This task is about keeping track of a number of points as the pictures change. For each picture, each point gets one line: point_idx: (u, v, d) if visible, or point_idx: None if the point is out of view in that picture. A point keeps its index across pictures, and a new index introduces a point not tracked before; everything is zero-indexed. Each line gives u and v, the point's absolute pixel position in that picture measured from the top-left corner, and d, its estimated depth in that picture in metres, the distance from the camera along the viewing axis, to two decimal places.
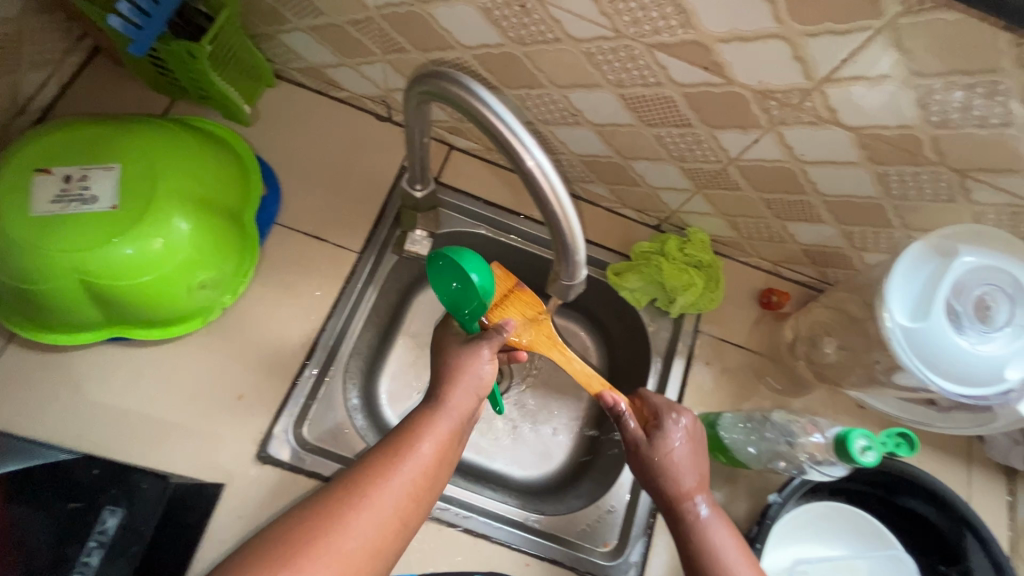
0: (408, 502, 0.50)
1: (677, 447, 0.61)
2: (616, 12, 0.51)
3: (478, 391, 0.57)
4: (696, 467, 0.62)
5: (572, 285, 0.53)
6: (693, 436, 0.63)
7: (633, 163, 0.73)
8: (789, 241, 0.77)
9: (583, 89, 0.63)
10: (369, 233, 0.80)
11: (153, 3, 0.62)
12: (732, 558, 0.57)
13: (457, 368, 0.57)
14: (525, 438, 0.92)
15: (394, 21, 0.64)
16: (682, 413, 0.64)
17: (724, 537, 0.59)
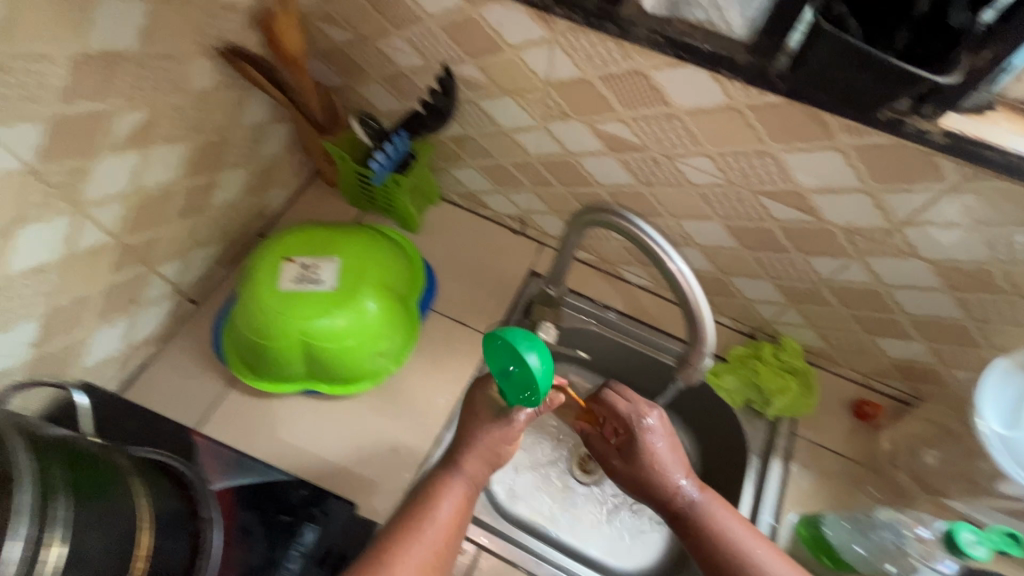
0: (436, 551, 0.61)
1: (657, 445, 0.71)
2: (730, 168, 0.69)
3: (494, 459, 0.69)
4: (678, 457, 0.71)
5: (697, 368, 0.64)
6: (660, 431, 0.72)
7: (733, 279, 0.87)
8: (879, 354, 0.85)
9: (696, 220, 0.80)
10: (502, 323, 0.97)
11: (394, 149, 0.87)
12: (740, 535, 0.66)
13: (477, 439, 0.68)
14: (619, 529, 0.97)
15: (549, 165, 0.86)
16: (651, 414, 0.72)
17: (722, 515, 0.68)
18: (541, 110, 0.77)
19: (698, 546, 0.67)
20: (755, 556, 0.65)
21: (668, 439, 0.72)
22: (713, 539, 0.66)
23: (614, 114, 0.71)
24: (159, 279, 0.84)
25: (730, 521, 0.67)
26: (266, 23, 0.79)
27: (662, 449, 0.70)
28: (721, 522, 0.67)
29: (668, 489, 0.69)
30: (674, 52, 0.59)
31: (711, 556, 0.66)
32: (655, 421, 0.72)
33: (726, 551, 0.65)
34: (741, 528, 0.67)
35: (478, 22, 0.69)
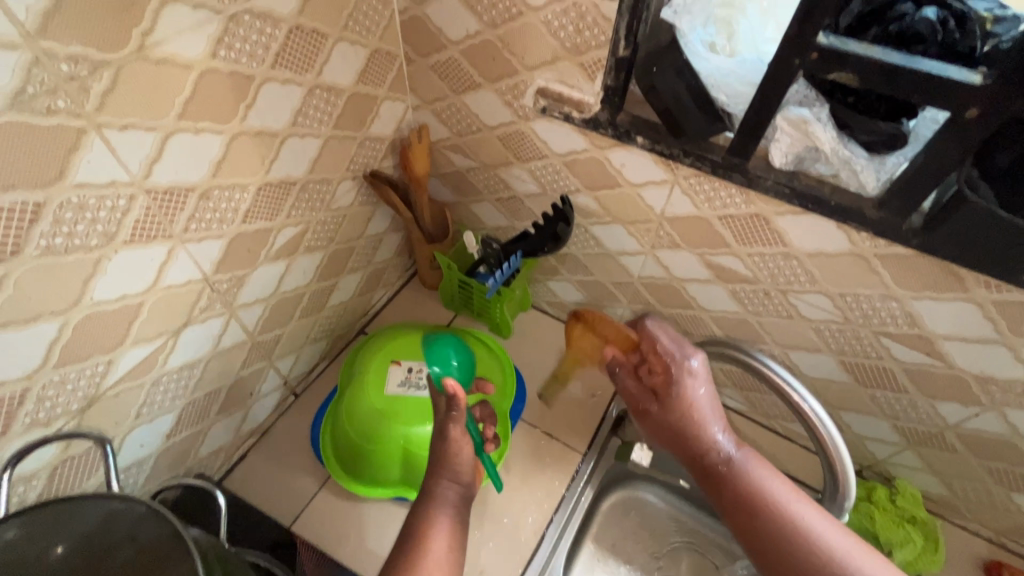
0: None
1: (700, 392, 0.60)
2: (850, 308, 0.70)
3: (461, 478, 0.61)
4: (718, 409, 0.60)
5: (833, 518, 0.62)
6: (702, 379, 0.60)
7: (842, 413, 0.84)
8: (1015, 511, 0.78)
9: (805, 351, 0.79)
10: (591, 438, 0.95)
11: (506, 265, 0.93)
12: (783, 497, 0.55)
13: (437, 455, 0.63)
14: None
15: (651, 286, 0.89)
16: (692, 362, 0.61)
17: (763, 474, 0.57)
18: (651, 238, 0.81)
19: (732, 510, 0.56)
20: (812, 528, 0.53)
21: (710, 391, 0.60)
22: (753, 505, 0.55)
23: (728, 249, 0.74)
24: (274, 373, 0.88)
25: (774, 483, 0.56)
26: (403, 150, 0.89)
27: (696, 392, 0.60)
28: (760, 483, 0.56)
29: (700, 445, 0.59)
30: (802, 204, 0.62)
31: (748, 524, 0.55)
32: (688, 381, 0.60)
33: (772, 523, 0.53)
34: (789, 491, 0.56)
35: (602, 163, 0.76)
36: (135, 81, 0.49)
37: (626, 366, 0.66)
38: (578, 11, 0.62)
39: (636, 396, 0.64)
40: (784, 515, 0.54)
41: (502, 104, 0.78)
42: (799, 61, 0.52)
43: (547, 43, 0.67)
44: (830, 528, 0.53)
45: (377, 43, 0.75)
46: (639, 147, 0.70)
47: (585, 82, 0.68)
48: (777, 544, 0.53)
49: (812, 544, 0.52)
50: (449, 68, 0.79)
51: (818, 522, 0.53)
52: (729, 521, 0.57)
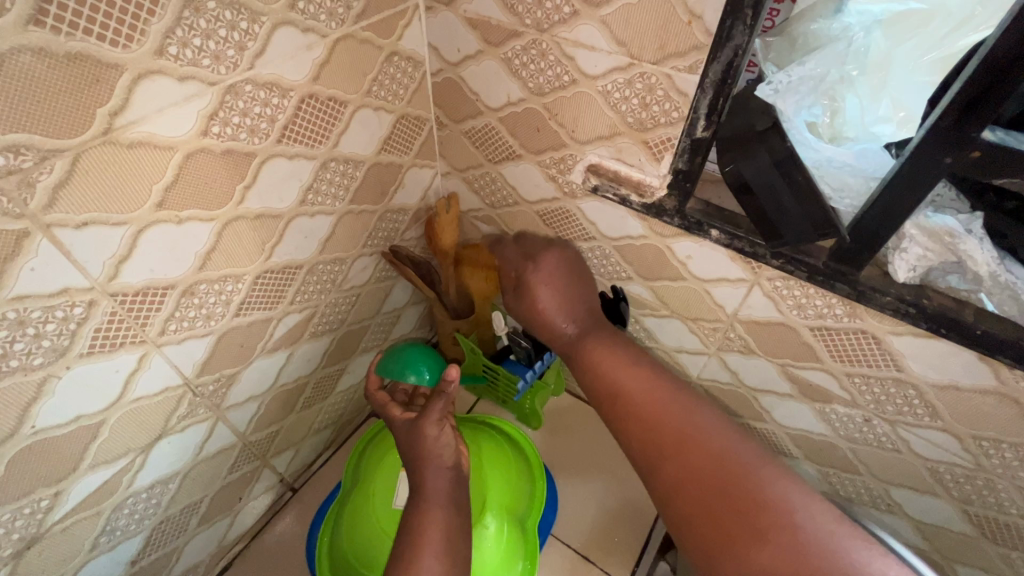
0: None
1: (545, 287, 0.68)
2: (985, 455, 0.55)
3: (445, 466, 0.61)
4: (563, 300, 0.68)
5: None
6: (553, 276, 0.69)
7: (956, 566, 0.68)
8: None
9: (913, 491, 0.64)
10: (634, 565, 0.81)
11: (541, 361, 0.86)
12: (615, 372, 0.61)
13: (427, 457, 0.61)
14: None
15: (712, 389, 0.75)
16: (546, 261, 0.70)
17: (613, 362, 0.62)
18: (717, 339, 0.68)
19: (647, 430, 0.55)
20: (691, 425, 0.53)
21: (561, 284, 0.69)
22: (657, 419, 0.55)
23: (818, 364, 0.60)
24: (269, 471, 0.77)
25: (698, 410, 0.55)
26: (428, 220, 0.79)
27: (552, 287, 0.68)
28: (664, 401, 0.56)
29: (599, 366, 0.62)
30: (930, 328, 0.49)
31: (654, 443, 0.54)
32: (544, 258, 0.70)
33: (675, 438, 0.53)
34: (697, 412, 0.55)
35: (661, 252, 0.64)
36: (99, 170, 0.40)
37: (506, 273, 0.73)
38: (646, 82, 0.51)
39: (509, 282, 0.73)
40: (640, 399, 0.58)
41: (544, 178, 0.68)
42: (950, 161, 0.39)
43: (604, 116, 0.56)
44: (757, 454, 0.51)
45: (405, 107, 0.66)
46: (712, 242, 0.57)
47: (649, 163, 0.57)
48: (619, 419, 0.58)
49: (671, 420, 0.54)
50: (486, 135, 0.69)
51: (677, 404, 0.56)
52: (636, 446, 0.55)
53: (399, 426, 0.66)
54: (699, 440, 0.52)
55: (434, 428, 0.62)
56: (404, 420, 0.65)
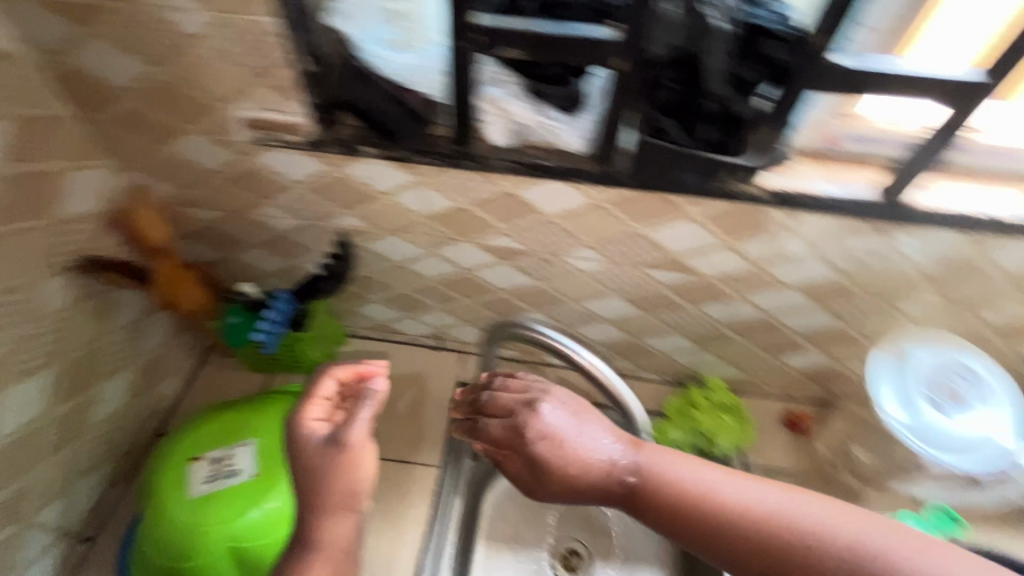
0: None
1: (547, 411, 0.53)
2: (612, 251, 0.76)
3: (352, 505, 0.52)
4: (589, 422, 0.53)
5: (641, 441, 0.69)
6: (568, 395, 0.55)
7: (646, 339, 0.94)
8: (786, 368, 0.94)
9: (597, 298, 0.86)
10: (446, 447, 0.94)
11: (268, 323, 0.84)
12: (598, 444, 0.52)
13: (319, 498, 0.52)
14: None
15: (449, 283, 0.89)
16: (541, 410, 0.53)
17: (661, 460, 0.51)
18: (427, 239, 0.80)
19: (675, 519, 0.47)
20: (689, 479, 0.49)
21: (551, 392, 0.56)
22: (705, 495, 0.47)
23: (494, 229, 0.76)
24: (37, 530, 0.71)
25: (726, 489, 0.47)
26: (125, 219, 0.76)
27: (496, 416, 0.56)
28: (694, 474, 0.49)
29: (655, 484, 0.49)
30: (532, 173, 0.65)
31: (694, 531, 0.47)
32: (514, 377, 0.58)
33: (723, 514, 0.46)
34: (746, 495, 0.46)
35: (346, 180, 0.72)
36: None
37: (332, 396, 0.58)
38: (241, 30, 0.56)
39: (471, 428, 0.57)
40: (664, 483, 0.49)
41: (215, 145, 0.70)
42: (462, 43, 0.54)
43: (228, 71, 0.60)
44: (789, 501, 0.45)
45: (21, 108, 0.61)
46: (371, 157, 0.67)
47: (288, 104, 0.63)
48: (668, 518, 0.48)
49: (716, 517, 0.46)
50: (137, 119, 0.68)
51: (679, 466, 0.50)
52: (701, 550, 0.46)
53: (302, 470, 0.53)
54: (737, 505, 0.46)
55: (338, 455, 0.53)
56: (311, 452, 0.54)
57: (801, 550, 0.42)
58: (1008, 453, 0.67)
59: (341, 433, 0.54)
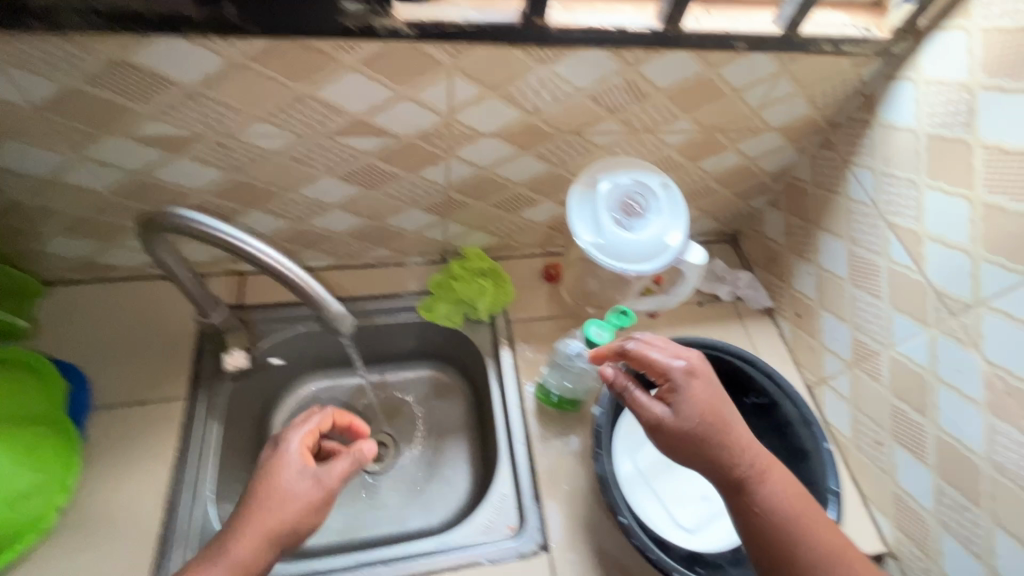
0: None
1: (678, 365, 0.65)
2: (290, 122, 0.69)
3: (303, 501, 0.63)
4: (748, 449, 0.63)
5: (335, 315, 0.66)
6: (712, 391, 0.64)
7: (389, 221, 0.90)
8: (532, 224, 0.99)
9: (310, 183, 0.79)
10: (193, 375, 0.86)
11: None
12: (779, 494, 0.62)
13: (280, 506, 0.62)
14: (432, 490, 1.03)
15: (130, 195, 0.75)
16: (677, 365, 0.65)
17: (769, 476, 0.62)
18: (60, 139, 0.66)
19: (779, 527, 0.60)
20: (773, 491, 0.61)
21: (745, 439, 0.63)
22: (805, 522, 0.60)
23: (136, 114, 0.64)
24: None
25: (771, 480, 0.62)
26: None
27: (644, 392, 0.65)
28: (790, 491, 0.62)
29: (726, 466, 0.62)
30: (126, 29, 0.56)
31: (789, 531, 0.60)
32: (694, 363, 0.65)
33: (794, 498, 0.62)
34: (783, 493, 0.62)
35: None
36: None
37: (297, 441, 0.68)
38: None
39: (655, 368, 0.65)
40: (775, 502, 0.61)
41: None
42: None
43: None
44: (811, 514, 0.61)
45: None
46: None
47: None
48: (788, 544, 0.59)
49: (794, 530, 0.60)
50: None
51: (772, 477, 0.62)
52: (765, 548, 0.60)
53: (272, 481, 0.64)
54: (792, 516, 0.60)
55: (313, 475, 0.65)
56: (277, 465, 0.65)
57: (773, 518, 0.60)
58: (675, 250, 0.75)
59: (316, 473, 0.65)
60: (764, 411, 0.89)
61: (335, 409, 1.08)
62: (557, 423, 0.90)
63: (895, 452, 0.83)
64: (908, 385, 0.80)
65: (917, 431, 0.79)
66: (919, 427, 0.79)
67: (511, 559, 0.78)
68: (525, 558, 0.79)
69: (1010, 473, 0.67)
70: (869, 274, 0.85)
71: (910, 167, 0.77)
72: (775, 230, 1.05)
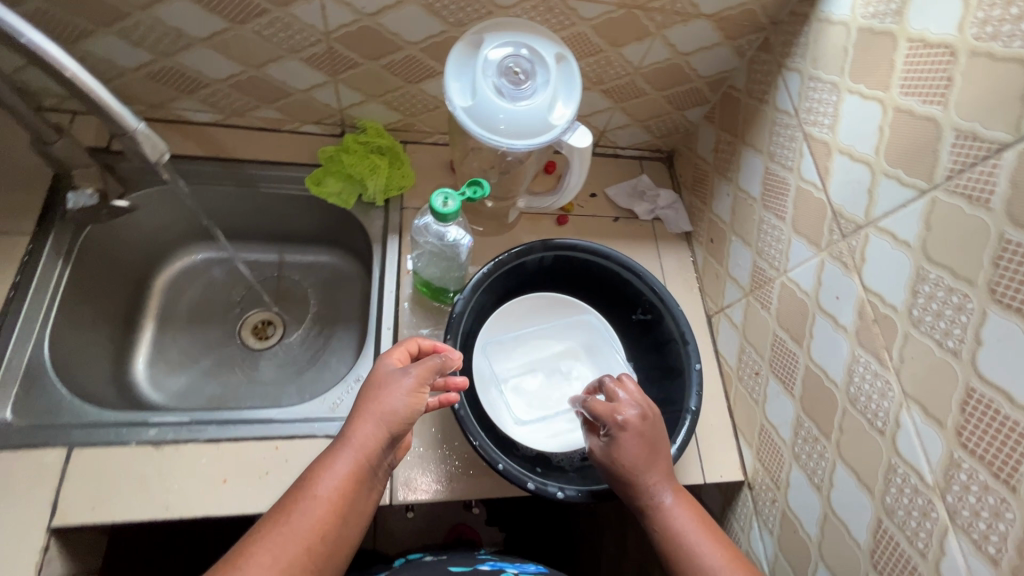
0: (302, 562, 0.53)
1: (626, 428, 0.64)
2: None
3: (389, 426, 0.59)
4: (710, 552, 0.60)
5: (138, 134, 0.61)
6: (684, 503, 0.63)
7: (269, 72, 0.82)
8: (437, 103, 0.90)
9: (162, 4, 0.70)
10: (42, 210, 0.81)
11: None
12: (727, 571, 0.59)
13: (373, 415, 0.59)
14: (311, 373, 0.98)
15: None
16: (629, 394, 0.67)
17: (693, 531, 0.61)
18: None
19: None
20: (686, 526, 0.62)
21: (659, 441, 0.65)
22: None
23: None
24: None
25: (673, 510, 0.63)
26: None
27: (632, 439, 0.64)
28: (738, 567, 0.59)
29: (682, 540, 0.61)
30: None
31: None
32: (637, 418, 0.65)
33: (715, 553, 0.60)
34: (694, 526, 0.62)
35: None
36: None
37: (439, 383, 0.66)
38: None
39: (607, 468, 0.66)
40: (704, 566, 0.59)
41: None
42: None
43: None
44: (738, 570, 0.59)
45: None
46: None
47: None
48: None
49: None
50: None
51: (679, 515, 0.62)
52: None
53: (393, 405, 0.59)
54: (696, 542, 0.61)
55: (406, 376, 0.61)
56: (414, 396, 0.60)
57: (685, 547, 0.61)
58: (552, 129, 0.68)
59: (406, 368, 0.62)
60: (647, 327, 0.85)
61: (224, 282, 1.04)
62: (431, 315, 0.86)
63: (768, 384, 0.79)
64: (791, 313, 0.74)
65: (790, 360, 0.74)
66: (792, 356, 0.74)
67: None
68: None
69: (861, 405, 0.63)
70: (779, 193, 0.78)
71: (837, 69, 0.68)
72: (705, 148, 0.97)
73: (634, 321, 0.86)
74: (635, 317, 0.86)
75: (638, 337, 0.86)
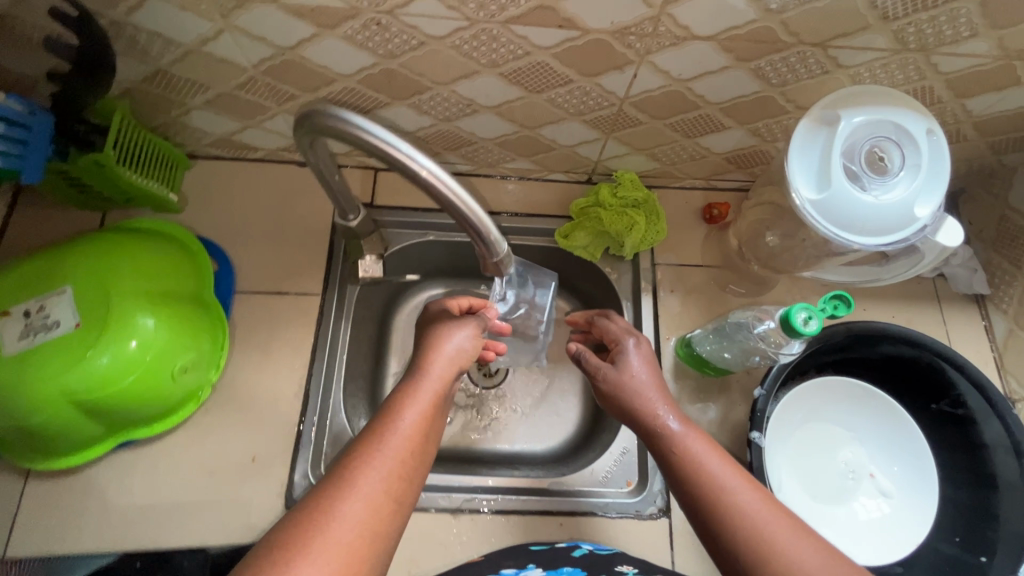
0: (398, 479, 0.51)
1: (638, 368, 0.64)
2: (463, 4, 0.55)
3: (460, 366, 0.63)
4: (747, 492, 0.53)
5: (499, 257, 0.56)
6: (704, 439, 0.58)
7: (542, 132, 0.77)
8: (708, 154, 0.81)
9: (466, 79, 0.66)
10: (326, 272, 0.85)
11: (26, 133, 0.64)
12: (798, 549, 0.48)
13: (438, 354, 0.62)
14: (540, 415, 0.95)
15: (273, 73, 0.67)
16: (633, 341, 0.67)
17: (728, 477, 0.54)
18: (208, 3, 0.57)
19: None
20: (738, 488, 0.53)
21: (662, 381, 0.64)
22: None
23: None
24: None
25: (704, 449, 0.56)
26: None
27: (639, 363, 0.65)
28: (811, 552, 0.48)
29: (721, 498, 0.52)
30: None
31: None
32: (639, 349, 0.67)
33: (772, 519, 0.50)
34: (759, 502, 0.52)
35: None
36: None
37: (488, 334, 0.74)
38: None
39: (612, 397, 0.64)
40: (768, 538, 0.49)
41: None
42: None
43: None
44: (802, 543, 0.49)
45: None
46: None
47: None
48: None
49: None
50: None
51: (727, 474, 0.54)
52: None
53: (465, 349, 0.64)
54: (751, 505, 0.51)
55: (466, 322, 0.67)
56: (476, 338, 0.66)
57: (736, 505, 0.52)
58: (919, 224, 0.58)
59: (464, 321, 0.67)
60: (954, 422, 0.75)
61: None
62: (695, 388, 0.81)
63: None
64: None
65: None
66: None
67: (633, 517, 0.76)
68: (647, 518, 0.76)
69: None
70: None
71: None
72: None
73: (933, 412, 0.77)
74: (936, 409, 0.76)
75: (937, 430, 0.77)
